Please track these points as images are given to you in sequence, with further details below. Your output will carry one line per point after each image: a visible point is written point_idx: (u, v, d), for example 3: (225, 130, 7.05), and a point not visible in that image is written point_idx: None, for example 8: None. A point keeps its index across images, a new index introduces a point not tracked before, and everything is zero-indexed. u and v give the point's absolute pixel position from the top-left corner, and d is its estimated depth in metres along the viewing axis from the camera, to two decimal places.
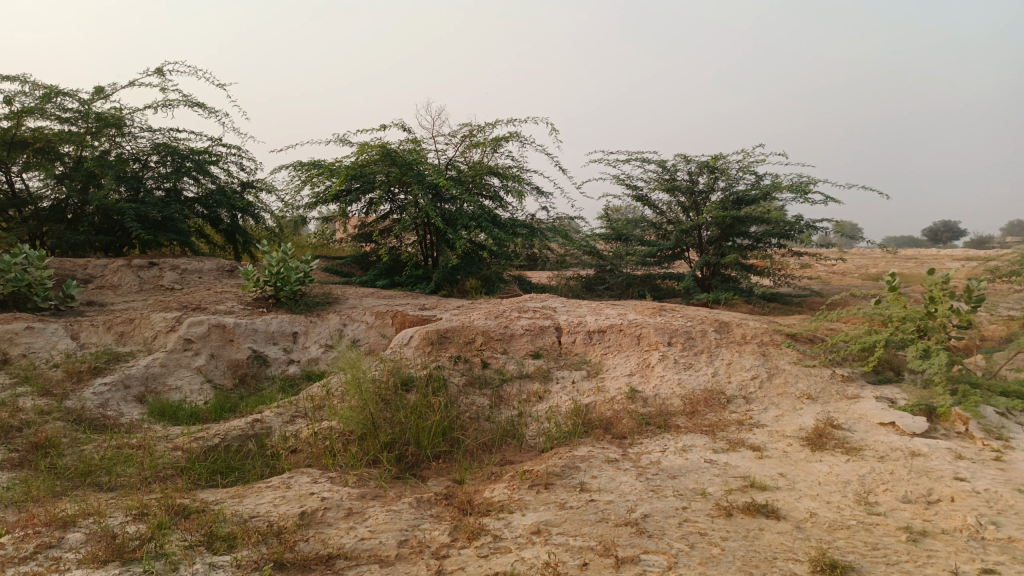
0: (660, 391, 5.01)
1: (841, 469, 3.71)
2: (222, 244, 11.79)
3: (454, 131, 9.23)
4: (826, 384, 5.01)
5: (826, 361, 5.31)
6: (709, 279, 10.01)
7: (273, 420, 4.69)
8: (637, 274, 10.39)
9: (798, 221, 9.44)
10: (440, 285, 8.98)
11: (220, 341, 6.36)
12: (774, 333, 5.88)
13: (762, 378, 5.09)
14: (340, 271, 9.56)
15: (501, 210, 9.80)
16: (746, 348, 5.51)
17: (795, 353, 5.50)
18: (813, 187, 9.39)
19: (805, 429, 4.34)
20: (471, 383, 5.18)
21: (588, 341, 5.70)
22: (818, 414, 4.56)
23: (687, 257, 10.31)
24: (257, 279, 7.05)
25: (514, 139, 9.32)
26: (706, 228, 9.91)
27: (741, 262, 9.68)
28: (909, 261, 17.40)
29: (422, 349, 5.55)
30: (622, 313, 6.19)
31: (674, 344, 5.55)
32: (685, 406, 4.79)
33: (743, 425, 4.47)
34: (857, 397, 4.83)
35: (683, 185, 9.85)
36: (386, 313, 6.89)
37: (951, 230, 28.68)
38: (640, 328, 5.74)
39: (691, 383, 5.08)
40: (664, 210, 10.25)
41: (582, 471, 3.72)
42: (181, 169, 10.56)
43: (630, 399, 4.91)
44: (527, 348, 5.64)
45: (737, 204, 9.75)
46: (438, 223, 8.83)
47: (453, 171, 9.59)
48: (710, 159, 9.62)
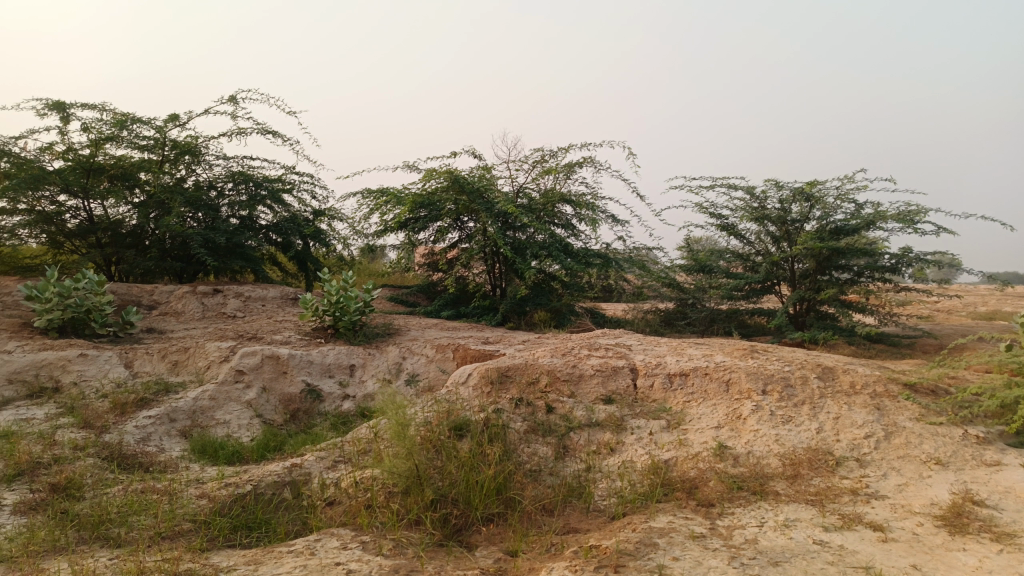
0: (754, 448, 4.30)
1: (995, 563, 2.90)
2: (294, 272, 11.69)
3: (526, 156, 8.78)
4: (958, 447, 4.18)
5: (955, 418, 4.47)
6: (803, 316, 9.16)
7: (313, 465, 4.23)
8: (722, 309, 9.62)
9: (907, 253, 8.49)
10: (509, 318, 8.48)
11: (273, 373, 6.01)
12: (889, 382, 5.06)
13: (877, 437, 4.31)
14: (405, 300, 9.15)
15: (575, 239, 9.25)
16: (857, 399, 4.74)
17: (917, 408, 4.68)
18: (924, 216, 8.44)
19: (938, 503, 3.54)
20: (534, 430, 4.62)
21: (668, 386, 5.04)
22: (952, 485, 3.75)
23: (778, 291, 9.43)
24: (315, 308, 6.72)
25: (589, 164, 8.79)
26: (800, 260, 9.07)
27: (840, 299, 8.79)
28: (1023, 299, 15.79)
29: (480, 389, 5.02)
30: (708, 354, 5.50)
31: (769, 393, 4.82)
32: (785, 468, 4.07)
33: (858, 496, 3.72)
34: (998, 465, 3.98)
35: (775, 214, 9.05)
36: (447, 347, 6.41)
37: None
38: (729, 372, 5.04)
39: (791, 440, 4.35)
40: (753, 241, 9.46)
41: (660, 551, 3.07)
42: (256, 197, 10.53)
43: (718, 457, 4.23)
44: (598, 392, 5.03)
45: (836, 234, 8.88)
46: (508, 253, 8.35)
47: (524, 199, 9.13)
48: (805, 185, 8.81)
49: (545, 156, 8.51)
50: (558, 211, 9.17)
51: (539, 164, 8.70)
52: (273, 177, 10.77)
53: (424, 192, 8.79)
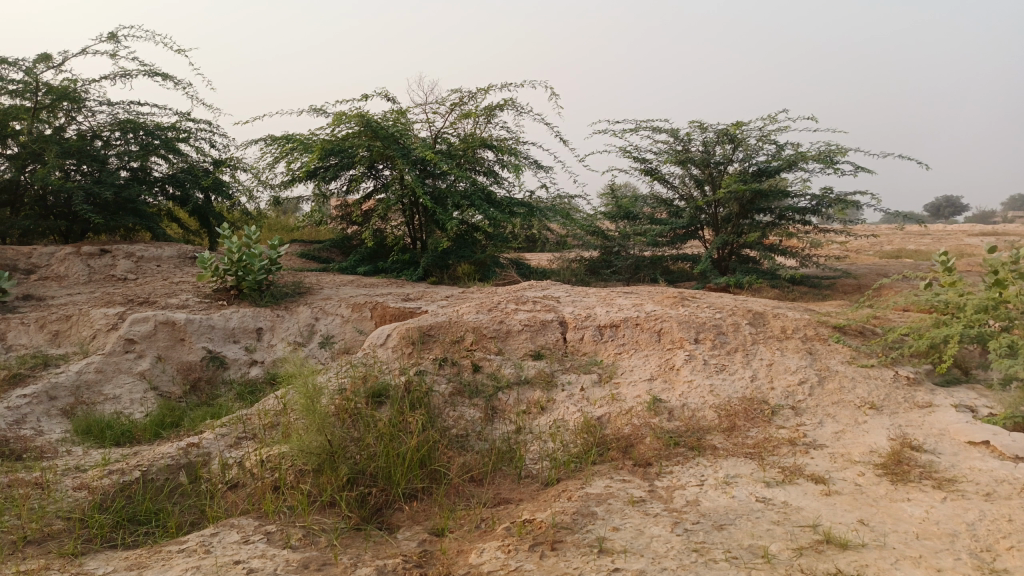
0: (689, 401, 4.13)
1: (941, 513, 2.79)
2: (196, 229, 10.88)
3: (442, 99, 8.25)
4: (890, 390, 4.12)
5: (886, 360, 4.42)
6: (726, 260, 9.15)
7: (212, 444, 3.80)
8: (646, 256, 9.50)
9: (826, 194, 8.52)
10: (430, 272, 8.07)
11: (169, 341, 5.47)
12: (818, 326, 4.99)
13: (811, 382, 4.21)
14: (317, 256, 8.56)
15: (496, 187, 8.86)
16: (789, 344, 4.63)
17: (847, 351, 4.61)
18: (843, 155, 8.45)
19: (878, 451, 3.43)
20: (459, 392, 4.30)
21: (599, 339, 4.80)
22: (889, 430, 3.66)
23: (702, 236, 9.37)
24: (215, 268, 6.14)
25: (509, 107, 8.36)
26: (723, 204, 8.99)
27: (762, 242, 8.79)
28: (925, 237, 16.45)
29: (399, 350, 4.65)
30: (638, 303, 5.29)
31: (702, 342, 4.65)
32: (721, 420, 3.90)
33: (797, 446, 3.58)
34: (930, 406, 3.93)
35: (698, 157, 8.89)
36: (364, 305, 5.98)
37: (954, 205, 27.69)
38: (660, 322, 4.84)
39: (726, 390, 4.19)
40: (676, 185, 9.32)
41: (598, 521, 2.83)
42: (148, 147, 9.64)
43: (653, 412, 4.03)
44: (526, 347, 4.74)
45: (757, 176, 8.81)
46: (427, 202, 7.91)
47: (442, 144, 8.64)
48: (728, 126, 8.66)
49: (463, 98, 8.01)
50: (477, 158, 8.74)
51: (457, 107, 8.20)
52: (166, 125, 9.87)
53: (333, 138, 8.18)
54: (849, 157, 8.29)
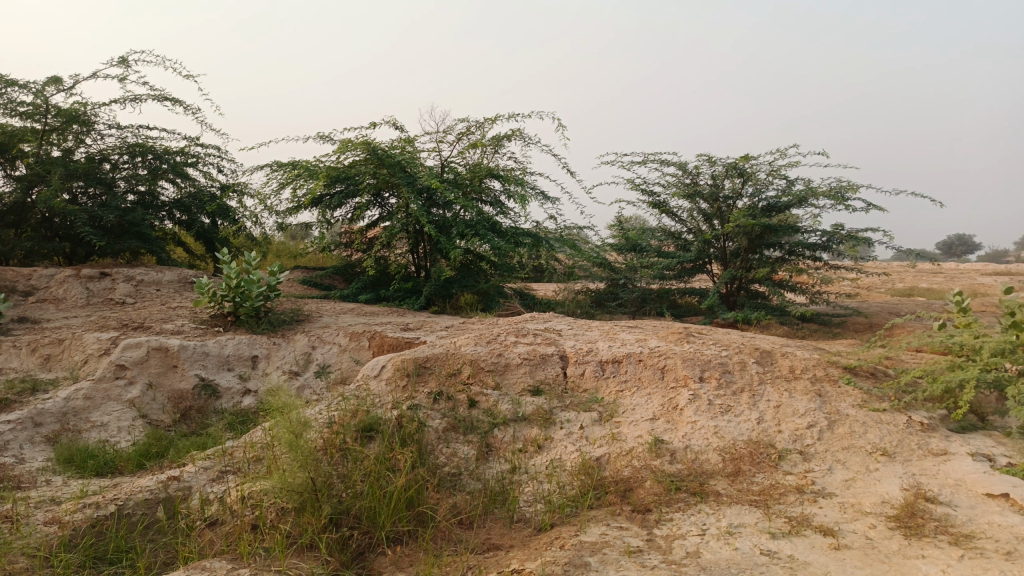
0: (692, 442, 3.96)
1: (959, 573, 2.60)
2: (202, 254, 10.84)
3: (449, 128, 8.21)
4: (903, 435, 3.94)
5: (899, 404, 4.25)
6: (734, 295, 9.00)
7: (194, 477, 3.66)
8: (653, 289, 9.36)
9: (837, 230, 8.38)
10: (432, 301, 7.95)
11: (161, 368, 5.36)
12: (828, 366, 4.82)
13: (820, 426, 4.03)
14: (319, 283, 8.46)
15: (503, 217, 8.77)
16: (797, 385, 4.46)
17: (858, 393, 4.44)
18: (854, 192, 8.33)
19: (890, 501, 3.25)
20: (453, 428, 4.15)
21: (600, 375, 4.65)
22: (902, 479, 3.48)
23: (710, 271, 9.24)
24: (213, 293, 6.04)
25: (517, 137, 8.31)
26: (731, 238, 8.87)
27: (771, 278, 8.64)
28: (937, 275, 16.23)
29: (393, 383, 4.51)
30: (642, 338, 5.14)
31: (707, 381, 4.49)
32: (725, 464, 3.73)
33: (805, 495, 3.40)
34: (946, 454, 3.75)
35: (707, 191, 8.79)
36: (362, 335, 5.86)
37: (966, 244, 27.45)
38: (664, 359, 4.69)
39: (731, 432, 4.02)
40: (685, 219, 9.20)
41: (591, 573, 2.66)
42: (156, 171, 9.65)
43: (654, 454, 3.86)
44: (525, 383, 4.59)
45: (767, 211, 8.69)
46: (431, 231, 7.82)
47: (449, 173, 8.58)
48: (737, 160, 8.56)
49: (470, 128, 7.96)
50: (484, 187, 8.67)
51: (464, 136, 8.16)
52: (174, 149, 9.86)
53: (339, 166, 8.15)
54: (860, 193, 8.17)
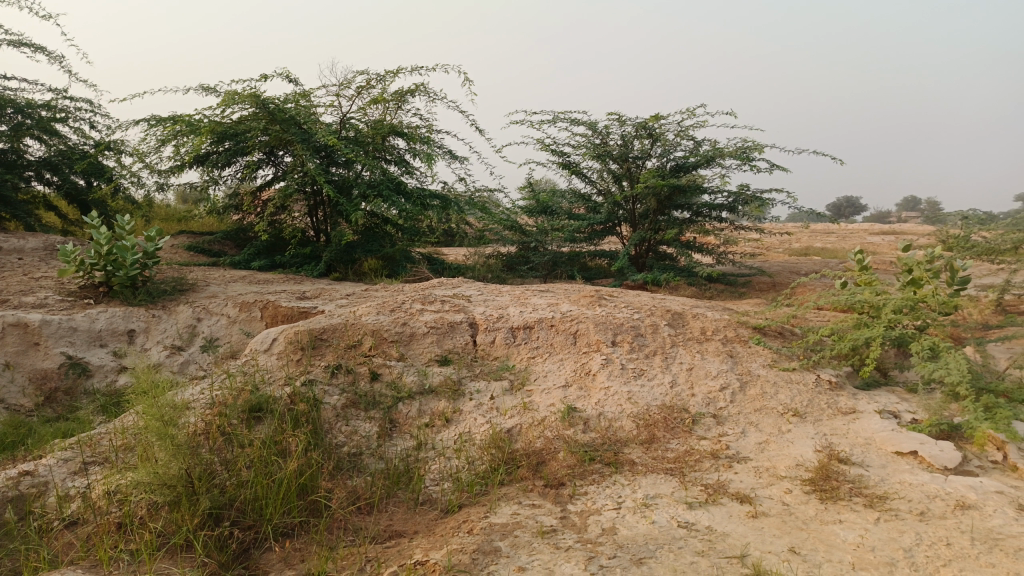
0: (606, 410, 3.80)
1: (877, 537, 2.54)
2: (77, 219, 9.91)
3: (348, 82, 7.69)
4: (813, 395, 3.93)
5: (807, 363, 4.24)
6: (643, 257, 8.98)
7: (51, 472, 3.23)
8: (563, 251, 9.22)
9: (743, 191, 8.45)
10: (333, 267, 7.51)
11: (20, 346, 4.82)
12: (739, 327, 4.78)
13: (733, 388, 3.97)
14: (207, 249, 7.84)
15: (407, 177, 8.36)
16: (709, 347, 4.39)
17: (768, 353, 4.42)
18: (759, 152, 8.39)
19: (805, 464, 3.19)
20: (352, 405, 3.84)
21: (511, 341, 4.41)
22: (815, 440, 3.45)
23: (620, 232, 9.17)
24: (81, 261, 5.42)
25: (420, 92, 7.88)
26: (640, 200, 8.80)
27: (679, 239, 8.65)
28: (829, 235, 16.92)
29: (286, 357, 4.13)
30: (553, 302, 4.94)
31: (619, 345, 4.34)
32: (639, 431, 3.60)
33: (719, 460, 3.31)
34: (854, 413, 3.76)
35: (616, 151, 8.65)
36: (254, 304, 5.41)
37: (853, 205, 28.89)
38: (576, 323, 4.51)
39: (644, 397, 3.89)
40: (594, 180, 9.06)
41: (501, 560, 2.45)
42: (18, 126, 8.66)
43: (567, 423, 3.68)
44: (432, 352, 4.27)
45: (675, 172, 8.66)
46: (330, 192, 7.35)
47: (349, 131, 8.07)
48: (646, 119, 8.45)
49: (370, 81, 7.47)
50: (388, 146, 8.21)
51: (363, 91, 7.66)
52: (39, 102, 8.91)
53: (226, 121, 7.54)
54: (765, 153, 8.23)
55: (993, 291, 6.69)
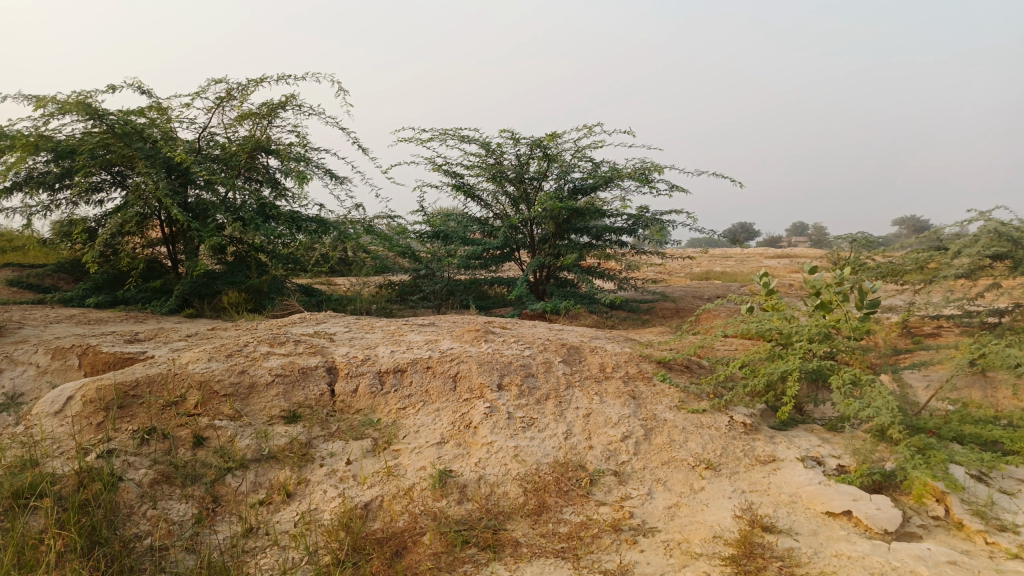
0: (487, 471, 3.09)
1: None
2: None
3: (206, 92, 6.81)
4: (727, 442, 3.40)
5: (719, 404, 3.73)
6: (543, 284, 8.43)
7: None
8: (459, 280, 8.47)
9: (643, 214, 8.06)
10: (189, 302, 6.55)
11: None
12: (641, 361, 4.24)
13: (636, 437, 3.37)
14: (36, 284, 6.72)
15: (280, 199, 7.50)
16: (609, 387, 3.80)
17: (675, 393, 3.87)
18: (659, 174, 8.03)
19: (725, 534, 2.61)
20: (163, 481, 3.01)
21: (377, 389, 3.62)
22: (734, 502, 2.88)
23: (518, 258, 8.61)
24: None
25: (291, 105, 7.08)
26: (538, 224, 8.28)
27: (579, 265, 8.14)
28: (727, 260, 17.03)
29: (83, 420, 3.26)
30: (432, 338, 4.22)
31: (507, 389, 3.66)
32: (526, 498, 2.91)
33: (622, 534, 2.67)
34: (775, 463, 3.25)
35: (511, 171, 8.07)
36: (69, 350, 4.44)
37: (746, 231, 29.76)
38: (457, 364, 3.78)
39: (534, 453, 3.21)
40: (490, 202, 8.46)
41: None
42: None
43: (438, 492, 2.95)
44: (276, 407, 3.46)
45: (573, 194, 8.19)
46: (179, 215, 6.41)
47: (213, 149, 7.18)
48: (542, 138, 7.93)
49: (231, 90, 6.61)
50: (257, 165, 7.33)
51: (224, 103, 6.79)
52: None
53: (58, 140, 6.55)
54: (664, 175, 7.88)
55: (897, 313, 6.52)
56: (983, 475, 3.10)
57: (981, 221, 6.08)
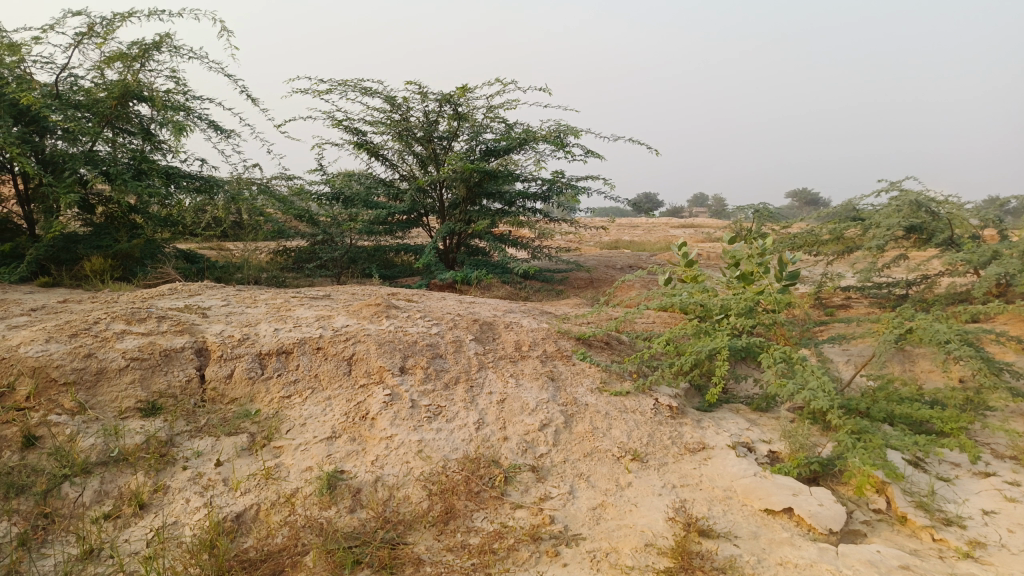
0: (386, 470, 2.65)
1: None
2: None
3: (63, 27, 5.90)
4: (654, 429, 3.09)
5: (643, 385, 3.42)
6: (452, 252, 7.97)
7: None
8: (362, 246, 7.86)
9: (558, 179, 7.72)
10: (44, 269, 5.72)
11: None
12: (559, 338, 3.88)
13: (556, 426, 3.01)
14: None
15: (157, 154, 6.68)
16: (526, 368, 3.42)
17: (596, 373, 3.54)
18: (575, 137, 7.67)
19: (658, 541, 2.28)
20: None
21: (256, 374, 3.10)
22: (666, 500, 2.57)
23: (426, 224, 8.10)
24: None
25: (167, 45, 6.25)
26: (448, 187, 7.79)
27: (491, 232, 7.72)
28: (637, 228, 17.04)
29: None
30: (325, 313, 3.71)
31: (410, 373, 3.21)
32: (431, 502, 2.50)
33: (542, 544, 2.31)
34: (706, 451, 2.97)
35: (419, 130, 7.51)
36: None
37: (652, 200, 30.16)
38: (353, 344, 3.30)
39: (440, 447, 2.79)
40: (396, 162, 7.88)
41: None
42: None
43: (326, 498, 2.50)
44: (131, 397, 2.89)
45: (485, 157, 7.73)
46: (29, 169, 5.54)
47: (75, 95, 6.29)
48: (452, 94, 7.40)
49: (93, 25, 5.74)
50: (127, 113, 6.48)
51: (85, 40, 5.90)
52: None
53: None
54: (581, 138, 7.53)
55: (809, 284, 6.46)
56: (919, 461, 2.93)
57: (894, 192, 6.06)
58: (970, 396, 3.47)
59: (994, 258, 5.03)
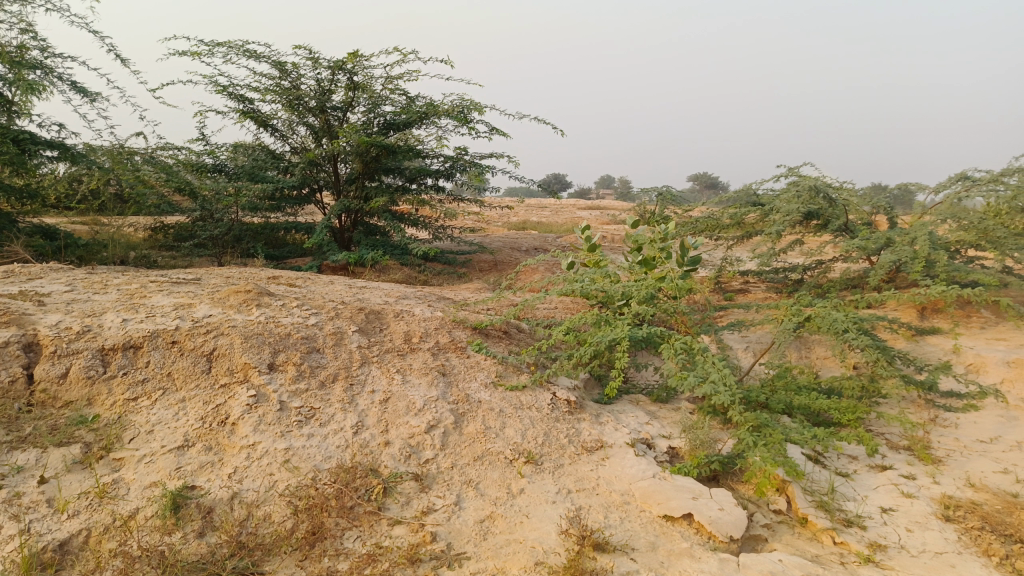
0: (244, 485, 2.32)
1: None
2: None
3: None
4: (550, 428, 2.88)
5: (540, 378, 3.20)
6: (348, 232, 7.54)
7: None
8: (249, 224, 7.31)
9: (461, 157, 7.40)
10: None
11: None
12: (453, 327, 3.61)
13: (444, 427, 2.75)
14: None
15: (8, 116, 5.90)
16: (414, 362, 3.14)
17: (491, 365, 3.30)
18: (479, 113, 7.37)
19: (549, 559, 2.07)
20: None
21: (96, 373, 2.68)
22: (561, 509, 2.36)
23: (320, 201, 7.62)
24: None
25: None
26: (344, 161, 7.33)
27: (389, 210, 7.34)
28: (544, 209, 16.94)
29: None
30: (186, 301, 3.29)
31: (280, 370, 2.87)
32: (296, 522, 2.19)
33: (420, 567, 2.05)
34: (604, 451, 2.78)
35: (312, 99, 7.00)
36: None
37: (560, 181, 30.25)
38: (215, 337, 2.92)
39: (311, 455, 2.48)
40: (286, 134, 7.34)
41: None
42: None
43: (170, 521, 2.14)
44: None
45: (384, 130, 7.32)
46: None
47: None
48: (347, 62, 6.93)
49: None
50: None
51: None
52: None
53: None
54: (484, 114, 7.24)
55: (710, 268, 6.45)
56: (817, 456, 2.85)
57: (793, 177, 6.10)
58: (865, 385, 3.44)
59: (886, 245, 5.11)
